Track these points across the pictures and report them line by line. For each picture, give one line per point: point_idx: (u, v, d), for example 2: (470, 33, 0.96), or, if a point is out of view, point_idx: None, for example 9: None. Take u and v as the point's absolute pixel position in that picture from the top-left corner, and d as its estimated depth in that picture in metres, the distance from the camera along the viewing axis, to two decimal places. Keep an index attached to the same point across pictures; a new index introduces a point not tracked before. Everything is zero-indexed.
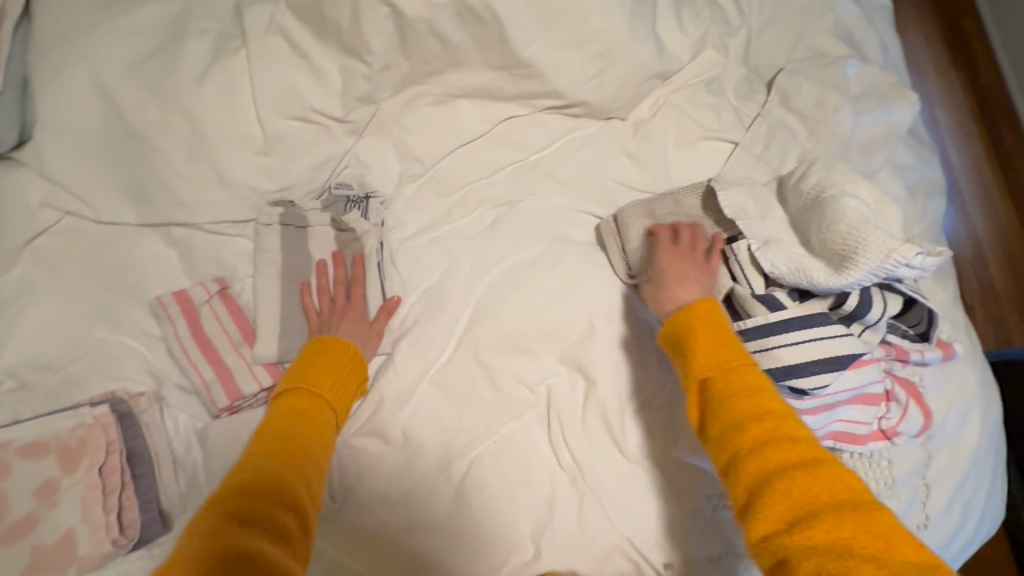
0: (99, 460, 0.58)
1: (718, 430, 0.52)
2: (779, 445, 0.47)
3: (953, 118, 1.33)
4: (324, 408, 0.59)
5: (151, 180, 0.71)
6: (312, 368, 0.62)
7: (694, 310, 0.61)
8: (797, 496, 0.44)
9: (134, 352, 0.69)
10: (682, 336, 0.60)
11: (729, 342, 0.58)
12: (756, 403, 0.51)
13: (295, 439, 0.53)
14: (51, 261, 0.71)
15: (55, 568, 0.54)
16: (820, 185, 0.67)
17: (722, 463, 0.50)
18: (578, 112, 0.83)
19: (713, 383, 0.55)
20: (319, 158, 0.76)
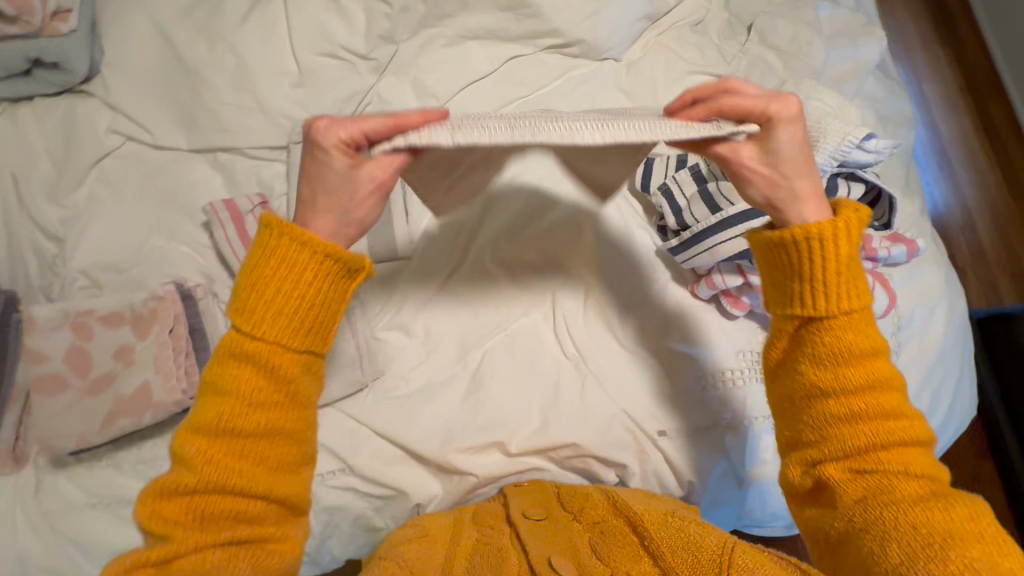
0: (168, 326, 0.66)
1: (810, 367, 0.50)
2: (875, 399, 0.48)
3: (941, 91, 1.37)
4: (285, 352, 0.47)
5: (202, 107, 0.81)
6: (256, 291, 0.47)
7: (826, 228, 0.50)
8: (871, 446, 0.47)
9: (188, 257, 0.79)
10: (798, 257, 0.51)
11: (855, 274, 0.51)
12: (864, 350, 0.49)
13: (254, 406, 0.45)
14: (113, 180, 0.80)
15: (136, 411, 0.63)
16: (790, 98, 0.76)
17: (801, 391, 0.51)
18: (576, 52, 0.93)
19: (824, 321, 0.50)
20: (345, 91, 0.86)
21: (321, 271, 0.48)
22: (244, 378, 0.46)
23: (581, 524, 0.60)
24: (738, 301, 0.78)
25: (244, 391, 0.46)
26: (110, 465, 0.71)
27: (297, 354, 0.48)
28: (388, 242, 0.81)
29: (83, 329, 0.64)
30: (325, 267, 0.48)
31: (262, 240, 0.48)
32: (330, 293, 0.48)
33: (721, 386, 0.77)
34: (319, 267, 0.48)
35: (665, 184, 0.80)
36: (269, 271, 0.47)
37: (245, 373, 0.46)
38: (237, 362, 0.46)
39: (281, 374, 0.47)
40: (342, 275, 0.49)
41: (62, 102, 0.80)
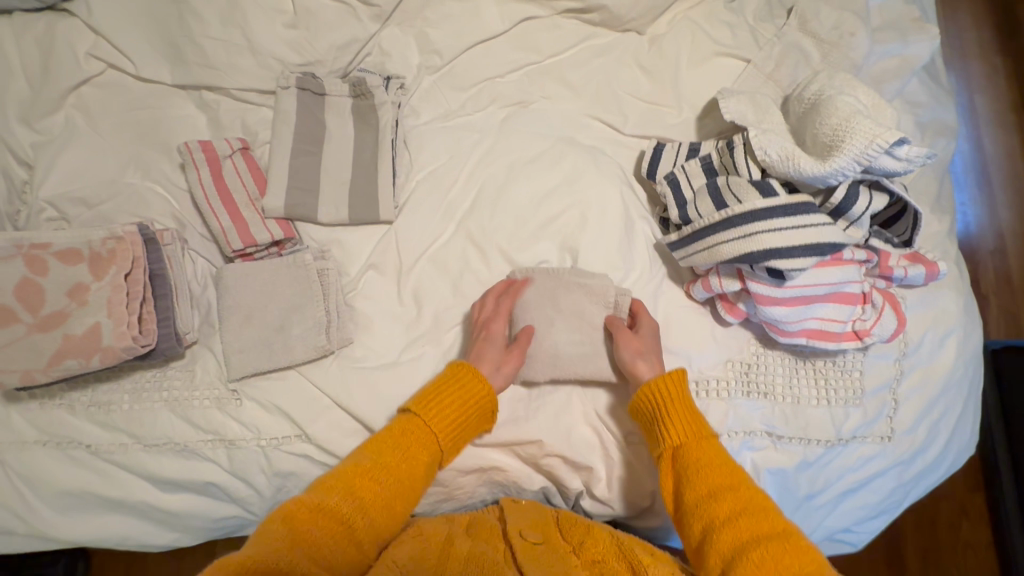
0: (126, 269, 0.63)
1: (692, 501, 0.58)
2: (748, 514, 0.54)
3: (992, 103, 1.26)
4: (433, 447, 0.62)
5: (188, 40, 0.76)
6: (439, 392, 0.65)
7: (668, 380, 0.66)
8: (768, 566, 0.49)
9: (161, 199, 0.75)
10: (653, 407, 0.65)
11: (699, 418, 0.64)
12: (726, 474, 0.58)
13: (397, 475, 0.58)
14: (91, 109, 0.76)
15: (84, 353, 0.60)
16: (821, 90, 0.69)
17: (698, 532, 0.56)
18: (596, 19, 0.86)
19: (684, 452, 0.62)
20: (343, 39, 0.81)
21: (483, 400, 0.66)
22: (404, 453, 0.60)
23: (578, 560, 0.59)
24: (733, 308, 0.73)
25: (403, 459, 0.59)
26: (63, 405, 0.69)
27: (436, 455, 0.63)
28: (370, 204, 0.77)
29: (37, 263, 0.61)
30: (486, 400, 0.66)
31: (458, 367, 0.67)
32: (478, 422, 0.66)
33: (707, 395, 0.74)
34: (483, 400, 0.66)
35: (672, 174, 0.75)
36: (452, 390, 0.65)
37: (399, 452, 0.60)
38: (387, 445, 0.60)
39: (427, 464, 0.61)
40: (486, 415, 0.67)
41: (42, 19, 0.76)
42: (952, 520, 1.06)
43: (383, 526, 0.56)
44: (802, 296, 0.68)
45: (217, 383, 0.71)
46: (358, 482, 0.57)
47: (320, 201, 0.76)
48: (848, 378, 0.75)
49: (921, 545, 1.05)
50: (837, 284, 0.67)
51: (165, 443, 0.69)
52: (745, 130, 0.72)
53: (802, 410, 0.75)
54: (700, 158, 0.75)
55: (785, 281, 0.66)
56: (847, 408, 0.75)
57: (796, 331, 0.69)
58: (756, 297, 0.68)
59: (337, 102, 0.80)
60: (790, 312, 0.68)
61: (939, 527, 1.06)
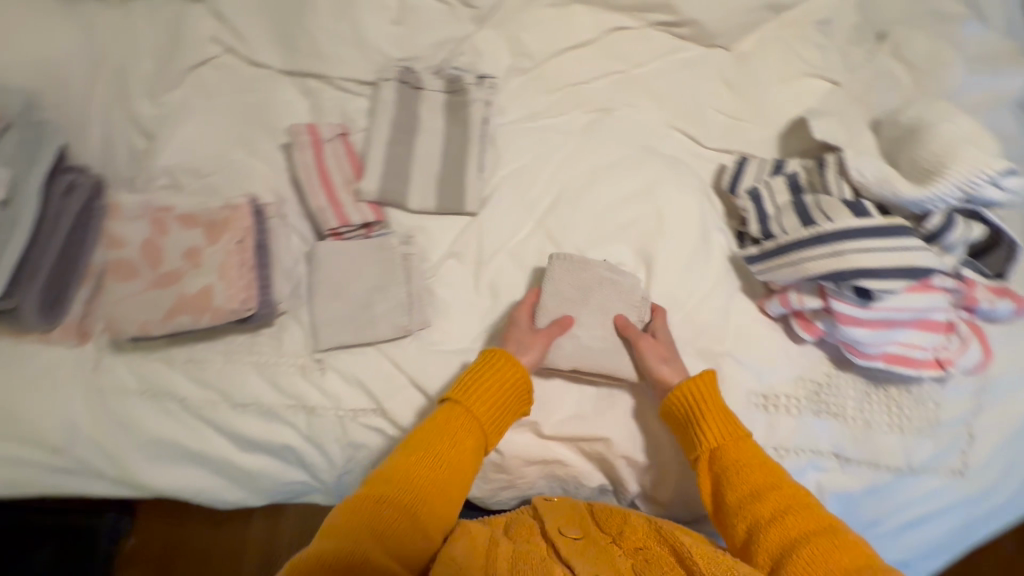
0: (238, 236, 0.67)
1: (732, 501, 0.60)
2: (793, 511, 0.57)
3: None
4: (477, 432, 0.64)
5: (301, 30, 0.81)
6: (475, 382, 0.66)
7: (698, 382, 0.67)
8: (819, 561, 0.52)
9: (262, 175, 0.80)
10: (687, 410, 0.67)
11: (733, 418, 0.66)
12: (766, 473, 0.61)
13: (447, 463, 0.61)
14: (207, 88, 0.82)
15: (196, 311, 0.64)
16: (917, 117, 0.70)
17: (742, 532, 0.58)
18: (686, 33, 0.87)
19: (721, 455, 0.63)
20: (442, 38, 0.85)
21: (519, 384, 0.68)
22: (450, 440, 0.62)
23: (621, 548, 0.58)
24: (811, 326, 0.74)
25: (450, 447, 0.62)
26: (162, 358, 0.74)
27: (483, 436, 0.65)
28: (456, 195, 0.80)
29: (161, 224, 0.66)
30: (522, 382, 0.68)
31: (490, 356, 0.68)
32: (517, 405, 0.68)
33: (775, 410, 0.74)
34: (519, 383, 0.68)
35: (756, 188, 0.76)
36: (485, 377, 0.67)
37: (450, 435, 0.63)
38: (430, 438, 0.62)
39: (473, 449, 0.63)
40: (524, 395, 0.69)
41: (174, 3, 0.82)
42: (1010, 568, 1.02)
43: (448, 497, 0.60)
44: (885, 319, 0.67)
45: (303, 352, 0.75)
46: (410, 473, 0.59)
47: (410, 189, 0.79)
48: (923, 407, 0.74)
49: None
50: (924, 311, 0.67)
51: (252, 404, 0.73)
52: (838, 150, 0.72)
53: (872, 435, 0.74)
54: (785, 175, 0.76)
55: (872, 303, 0.66)
56: (919, 437, 0.74)
57: (875, 354, 0.69)
58: (838, 316, 0.68)
59: (432, 96, 0.83)
60: (872, 334, 0.67)
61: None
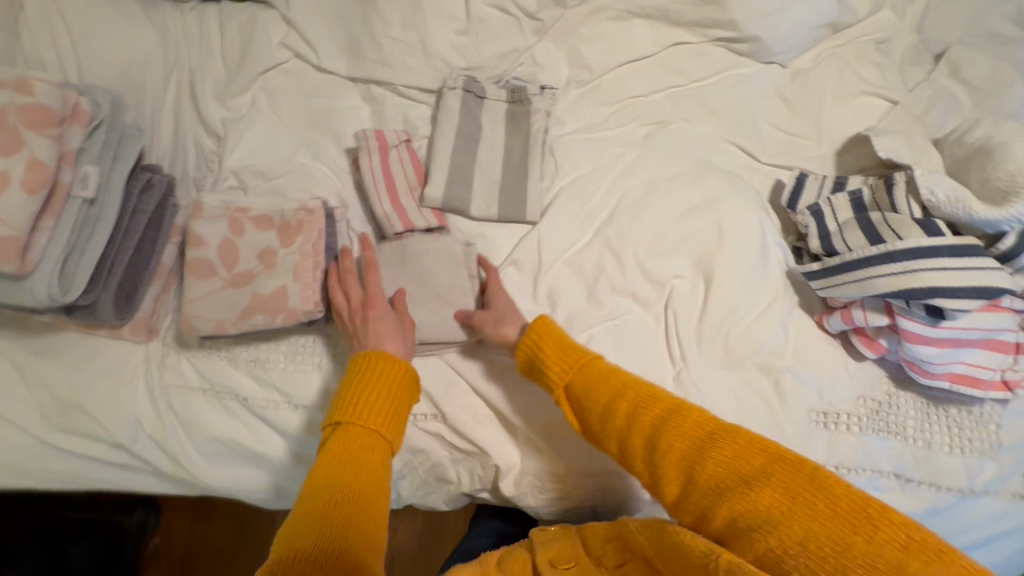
0: (311, 239, 0.68)
1: (596, 423, 0.60)
2: (646, 409, 0.57)
3: None
4: (377, 441, 0.57)
5: (370, 39, 0.83)
6: (352, 395, 0.59)
7: (535, 331, 0.68)
8: (682, 451, 0.54)
9: (328, 179, 0.81)
10: (532, 352, 0.67)
11: (575, 345, 0.66)
12: (612, 382, 0.61)
13: (357, 480, 0.53)
14: (275, 93, 0.84)
15: (269, 311, 0.65)
16: (989, 136, 0.70)
17: (617, 451, 0.59)
18: (745, 49, 0.88)
19: (574, 387, 0.63)
20: (505, 49, 0.86)
21: (403, 377, 0.62)
22: (349, 455, 0.55)
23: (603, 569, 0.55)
24: (872, 343, 0.73)
25: (353, 470, 0.53)
26: (226, 358, 0.74)
27: (386, 445, 0.58)
28: (517, 204, 0.81)
29: (237, 224, 0.67)
30: (404, 372, 0.62)
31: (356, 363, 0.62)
32: (406, 398, 0.62)
33: (834, 427, 0.74)
34: (399, 372, 0.62)
35: (817, 205, 0.76)
36: (364, 380, 0.60)
37: (348, 453, 0.55)
38: (330, 459, 0.54)
39: (376, 456, 0.56)
40: (410, 383, 0.63)
41: (245, 10, 0.84)
42: None
43: (376, 504, 0.52)
44: (953, 338, 0.67)
45: None
46: (326, 501, 0.50)
47: (472, 196, 0.80)
48: (984, 429, 0.74)
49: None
50: (992, 331, 0.67)
51: (312, 406, 0.73)
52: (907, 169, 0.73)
53: (933, 456, 0.73)
54: (848, 193, 0.76)
55: (941, 321, 0.66)
56: (981, 459, 0.74)
57: (940, 374, 0.69)
58: (905, 333, 0.67)
59: (493, 106, 0.84)
60: (939, 353, 0.67)
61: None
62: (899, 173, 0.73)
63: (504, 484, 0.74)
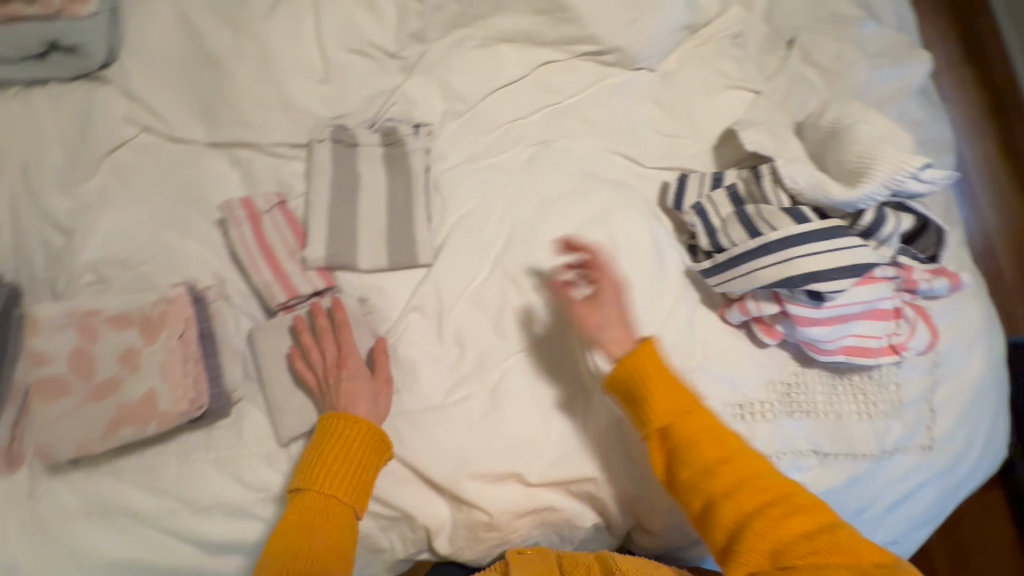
0: (178, 331, 0.63)
1: (686, 479, 0.60)
2: (747, 486, 0.58)
3: (967, 117, 1.43)
4: (339, 506, 0.61)
5: (223, 101, 0.78)
6: (316, 461, 0.62)
7: (641, 354, 0.64)
8: (767, 534, 0.55)
9: (199, 256, 0.75)
10: (636, 386, 0.64)
11: (678, 385, 0.63)
12: (716, 445, 0.60)
13: (313, 551, 0.56)
14: (126, 173, 0.77)
15: (139, 421, 0.59)
16: (839, 118, 0.74)
17: (699, 507, 0.60)
18: (612, 60, 0.89)
19: (673, 432, 0.61)
20: (372, 91, 0.83)
21: (368, 443, 0.64)
22: (311, 523, 0.58)
23: None
24: (771, 330, 0.75)
25: (314, 536, 0.57)
26: (110, 472, 0.68)
27: (348, 509, 0.61)
28: (408, 250, 0.78)
29: (89, 330, 0.61)
30: (369, 437, 0.64)
31: (322, 429, 0.65)
32: (374, 458, 0.64)
33: (752, 418, 0.75)
34: (364, 437, 0.64)
35: (699, 203, 0.78)
36: (331, 448, 0.62)
37: (309, 524, 0.58)
38: (302, 523, 0.58)
39: (336, 522, 0.59)
40: (377, 445, 0.65)
41: (76, 88, 0.77)
42: None
43: (333, 572, 0.56)
44: (838, 315, 0.70)
45: (266, 440, 0.70)
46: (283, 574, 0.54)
47: (359, 250, 0.77)
48: (886, 391, 0.77)
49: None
50: (873, 301, 0.70)
51: (215, 505, 0.68)
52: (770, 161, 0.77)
53: (844, 426, 0.76)
54: (725, 187, 0.78)
55: (824, 302, 0.69)
56: (888, 420, 0.77)
57: (835, 349, 0.71)
58: (795, 318, 0.70)
59: (368, 151, 0.81)
60: (828, 331, 0.70)
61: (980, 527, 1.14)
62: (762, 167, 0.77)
63: (438, 543, 0.72)
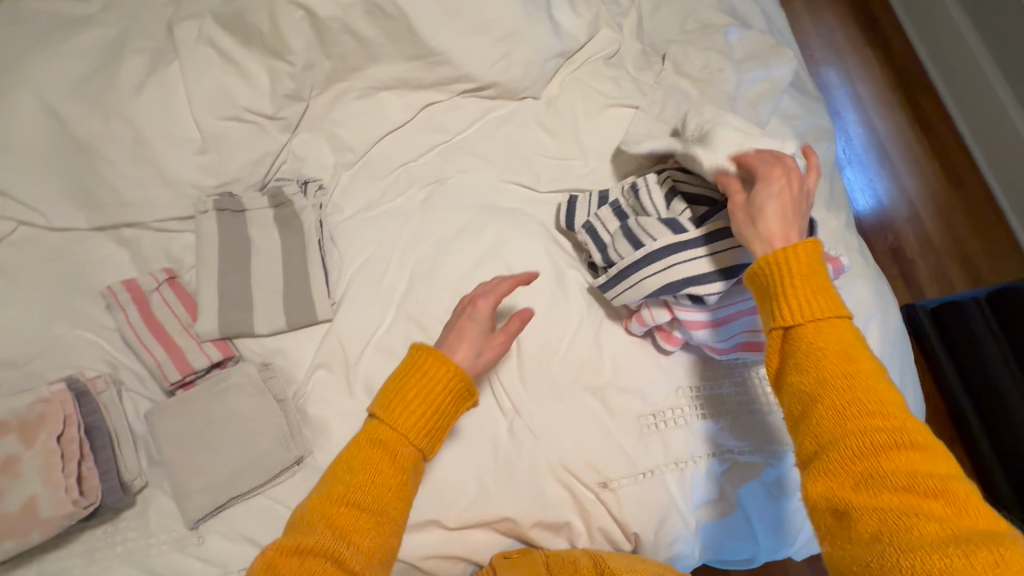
0: (57, 431, 0.62)
1: (796, 379, 0.54)
2: (858, 404, 0.49)
3: (872, 93, 1.59)
4: (407, 450, 0.55)
5: (101, 185, 0.78)
6: (398, 392, 0.57)
7: (794, 251, 0.58)
8: (866, 456, 0.47)
9: (90, 344, 0.74)
10: (771, 274, 0.58)
11: (831, 293, 0.56)
12: (845, 358, 0.52)
13: (370, 494, 0.51)
14: (7, 269, 0.76)
15: (21, 531, 0.57)
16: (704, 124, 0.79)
17: (797, 412, 0.53)
18: (493, 94, 0.92)
19: (798, 333, 0.55)
20: (256, 154, 0.83)
21: (453, 389, 0.59)
22: (374, 461, 0.53)
23: None
24: (671, 336, 0.78)
25: (376, 474, 0.52)
26: None
27: (416, 454, 0.56)
28: (308, 307, 0.78)
29: None
30: (455, 381, 0.59)
31: (411, 358, 0.60)
32: (457, 397, 0.59)
33: (666, 425, 0.77)
34: (450, 381, 0.59)
35: (589, 221, 0.80)
36: (414, 381, 0.58)
37: (371, 459, 0.53)
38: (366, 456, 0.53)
39: (400, 466, 0.54)
40: (462, 392, 0.60)
41: None
42: None
43: (387, 514, 0.51)
44: (723, 316, 0.73)
45: (175, 525, 0.68)
46: (335, 511, 0.50)
47: (256, 315, 0.76)
48: None
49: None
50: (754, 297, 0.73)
51: None
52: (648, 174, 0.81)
53: (755, 421, 0.77)
54: (611, 204, 0.81)
55: (707, 304, 0.72)
56: None
57: (728, 347, 0.75)
58: (686, 323, 0.73)
59: (258, 215, 0.81)
60: (717, 332, 0.73)
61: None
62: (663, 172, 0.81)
63: None
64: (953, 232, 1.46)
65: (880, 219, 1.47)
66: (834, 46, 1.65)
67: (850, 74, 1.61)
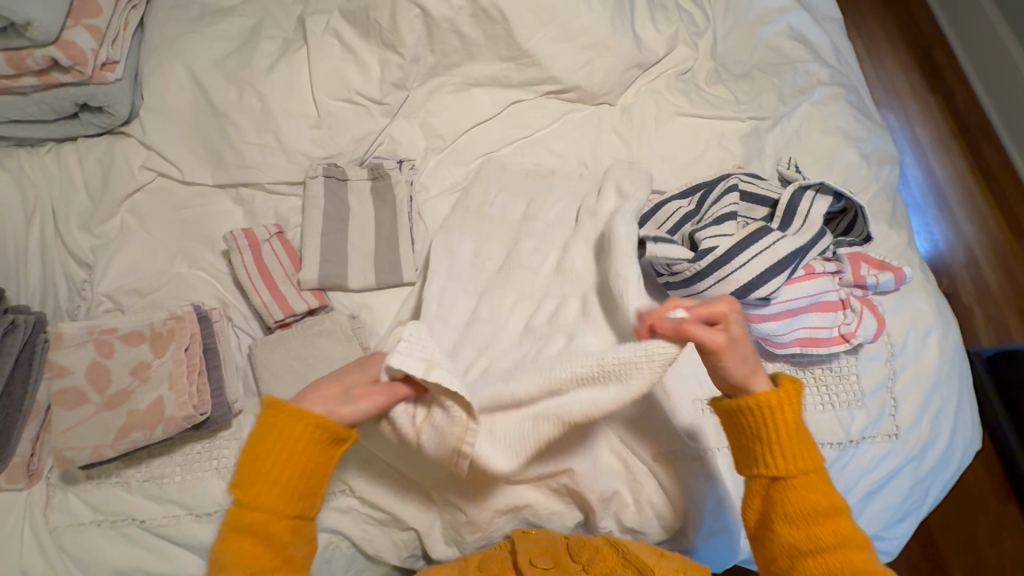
0: (184, 344, 0.71)
1: (783, 528, 0.58)
2: (840, 556, 0.55)
3: (932, 137, 1.61)
4: (284, 522, 0.54)
5: (228, 146, 0.88)
6: (255, 467, 0.53)
7: (781, 399, 0.59)
8: None
9: (205, 281, 0.83)
10: (756, 424, 0.59)
11: (808, 438, 0.59)
12: (826, 507, 0.57)
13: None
14: (143, 212, 0.87)
15: (147, 425, 0.67)
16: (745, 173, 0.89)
17: (778, 556, 0.58)
18: (574, 96, 1.00)
19: (786, 481, 0.58)
20: (360, 133, 0.93)
21: (316, 440, 0.55)
22: (249, 546, 0.53)
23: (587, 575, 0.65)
24: None
25: (260, 551, 0.53)
26: (118, 482, 0.72)
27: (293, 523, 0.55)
28: (393, 270, 0.85)
29: (105, 346, 0.70)
30: (317, 435, 0.55)
31: (262, 419, 0.54)
32: (317, 443, 0.55)
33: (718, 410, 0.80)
34: (309, 436, 0.55)
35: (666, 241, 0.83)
36: (269, 448, 0.53)
37: (250, 545, 0.53)
38: (234, 546, 0.53)
39: (282, 537, 0.54)
40: (330, 441, 0.56)
41: (102, 141, 0.89)
42: (991, 533, 1.16)
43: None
44: (787, 309, 0.78)
45: None
46: None
47: (349, 271, 0.85)
48: (846, 381, 0.82)
49: (960, 554, 1.15)
50: (815, 295, 0.78)
51: (213, 513, 0.71)
52: (694, 197, 0.87)
53: (809, 416, 0.80)
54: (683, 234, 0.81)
55: (770, 300, 0.76)
56: (849, 410, 0.81)
57: (790, 341, 0.78)
58: (749, 317, 0.77)
59: (357, 185, 0.91)
60: (779, 325, 0.77)
61: (980, 538, 1.16)
62: (728, 180, 0.86)
63: (432, 543, 0.77)
64: (1013, 281, 1.44)
65: (934, 260, 1.46)
66: (894, 89, 1.68)
67: (910, 117, 1.64)
